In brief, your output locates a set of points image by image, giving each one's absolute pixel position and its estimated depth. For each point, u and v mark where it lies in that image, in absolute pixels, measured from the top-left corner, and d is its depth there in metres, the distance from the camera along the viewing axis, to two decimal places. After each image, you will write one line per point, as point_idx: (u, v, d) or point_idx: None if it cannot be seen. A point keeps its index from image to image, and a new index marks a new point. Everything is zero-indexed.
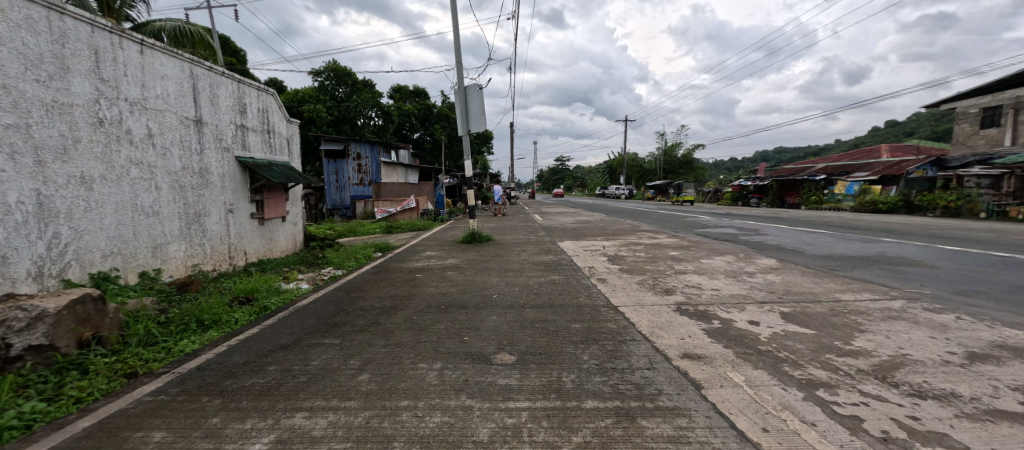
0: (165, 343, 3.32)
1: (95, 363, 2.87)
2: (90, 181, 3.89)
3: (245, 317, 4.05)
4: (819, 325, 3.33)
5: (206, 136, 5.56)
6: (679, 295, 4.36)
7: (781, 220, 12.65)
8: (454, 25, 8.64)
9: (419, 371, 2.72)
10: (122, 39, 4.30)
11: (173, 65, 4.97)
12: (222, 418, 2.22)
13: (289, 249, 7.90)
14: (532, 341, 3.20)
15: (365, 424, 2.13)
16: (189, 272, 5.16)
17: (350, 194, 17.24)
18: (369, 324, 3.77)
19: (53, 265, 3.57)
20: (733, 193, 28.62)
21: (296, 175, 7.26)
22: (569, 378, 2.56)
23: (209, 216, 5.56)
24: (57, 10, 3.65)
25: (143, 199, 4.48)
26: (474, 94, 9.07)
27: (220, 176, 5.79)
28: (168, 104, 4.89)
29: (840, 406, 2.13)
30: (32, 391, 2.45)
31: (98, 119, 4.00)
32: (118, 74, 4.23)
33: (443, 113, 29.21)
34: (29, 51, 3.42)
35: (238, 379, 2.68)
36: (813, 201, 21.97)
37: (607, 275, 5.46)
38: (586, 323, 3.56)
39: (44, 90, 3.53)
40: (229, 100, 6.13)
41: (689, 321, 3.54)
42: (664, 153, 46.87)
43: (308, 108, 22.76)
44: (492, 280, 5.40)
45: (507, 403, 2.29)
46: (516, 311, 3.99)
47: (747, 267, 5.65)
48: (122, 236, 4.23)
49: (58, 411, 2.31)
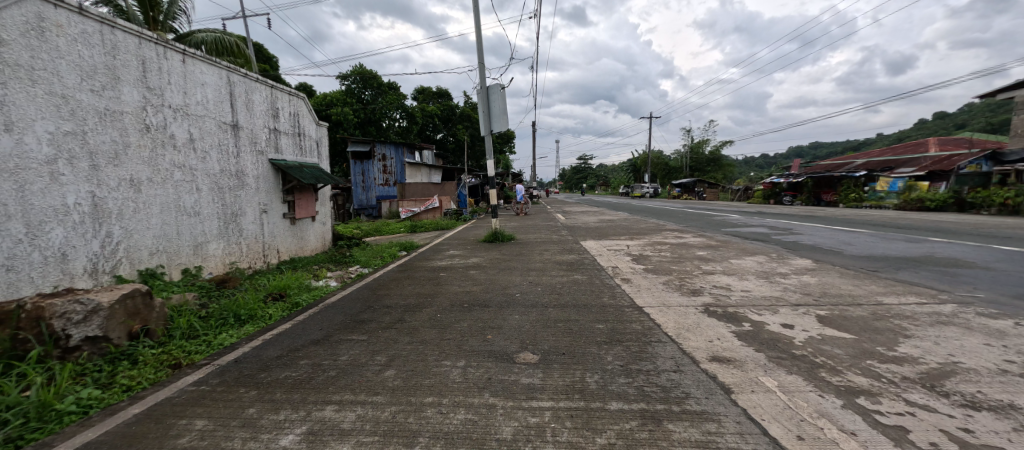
0: (206, 336, 3.50)
1: (144, 354, 3.05)
2: (139, 183, 4.15)
3: (279, 312, 4.23)
4: (859, 330, 3.20)
5: (242, 140, 5.81)
6: (707, 296, 4.27)
7: (817, 219, 12.13)
8: (477, 27, 8.78)
9: (443, 368, 2.78)
10: (166, 49, 4.55)
11: (212, 73, 5.23)
12: (258, 408, 2.33)
13: (318, 247, 8.18)
14: (555, 340, 3.21)
15: (391, 419, 2.20)
16: (227, 269, 5.42)
17: (376, 194, 17.59)
18: (395, 321, 3.87)
19: (106, 262, 3.81)
20: (766, 191, 27.76)
21: (325, 176, 7.50)
22: (593, 378, 2.56)
23: (245, 216, 5.82)
24: (108, 25, 3.89)
25: (185, 200, 4.74)
26: (497, 93, 9.13)
27: (254, 178, 6.04)
28: (207, 110, 5.14)
29: (883, 416, 2.04)
30: (89, 379, 2.65)
31: (145, 125, 4.26)
32: (163, 82, 4.48)
33: (466, 114, 29.45)
34: (84, 63, 3.66)
35: (273, 372, 2.81)
36: (852, 198, 20.84)
37: (632, 275, 5.37)
38: (610, 323, 3.54)
39: (98, 100, 3.78)
40: (264, 105, 6.39)
41: (718, 323, 3.46)
42: (691, 149, 45.45)
43: (337, 110, 23.45)
44: (516, 279, 5.45)
45: (530, 402, 2.31)
46: (539, 311, 4.01)
47: (781, 268, 5.47)
48: (167, 235, 4.50)
49: (111, 398, 2.48)
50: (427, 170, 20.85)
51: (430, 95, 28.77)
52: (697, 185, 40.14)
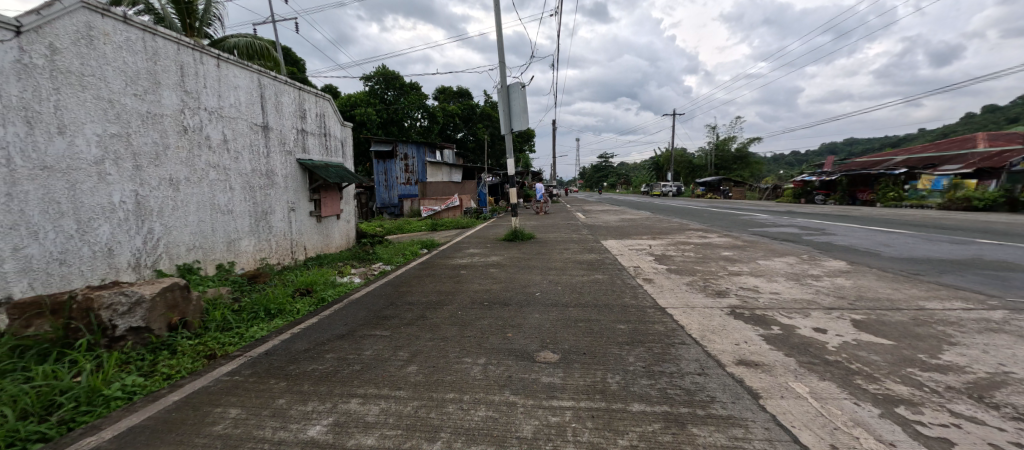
0: (238, 329, 3.64)
1: (182, 344, 3.20)
2: (177, 182, 4.36)
3: (306, 308, 4.36)
4: (899, 336, 3.06)
5: (272, 141, 6.01)
6: (733, 298, 4.16)
7: (853, 219, 11.63)
8: (498, 27, 8.80)
9: (464, 364, 2.81)
10: (203, 54, 4.74)
11: (244, 77, 5.43)
12: (287, 399, 2.42)
13: (343, 245, 8.37)
14: (575, 340, 3.20)
15: (413, 413, 2.24)
16: (258, 265, 5.62)
17: (398, 193, 17.88)
18: (417, 317, 3.94)
19: (148, 257, 4.02)
20: (797, 190, 26.84)
21: (350, 175, 7.67)
22: (614, 379, 2.54)
23: (274, 214, 6.01)
24: (150, 32, 4.09)
25: (219, 199, 4.94)
26: (517, 92, 9.12)
27: (283, 178, 6.23)
28: (240, 112, 5.34)
29: (925, 427, 1.95)
30: (133, 367, 2.80)
31: (183, 127, 4.46)
32: (199, 86, 4.68)
33: (487, 113, 29.57)
34: (128, 68, 3.86)
35: (301, 364, 2.90)
36: (890, 197, 19.95)
37: (654, 275, 5.29)
38: (632, 324, 3.50)
39: (141, 103, 3.98)
40: (292, 106, 6.58)
41: (745, 325, 3.38)
42: (716, 147, 44.29)
43: (361, 111, 23.94)
44: (536, 278, 5.45)
45: (551, 401, 2.31)
46: (559, 310, 4.00)
47: (812, 270, 5.27)
48: (203, 232, 4.70)
49: (153, 385, 2.61)
50: (448, 169, 21.05)
51: (450, 95, 29.02)
52: (723, 184, 39.11)
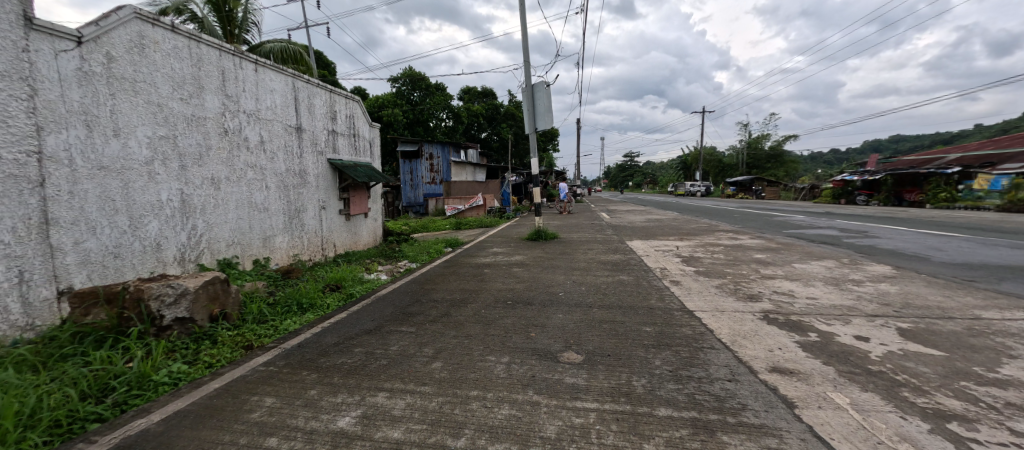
0: (273, 322, 3.79)
1: (222, 335, 3.35)
2: (218, 181, 4.57)
3: (335, 302, 4.50)
4: (950, 346, 2.88)
5: (305, 142, 6.21)
6: (766, 302, 4.01)
7: (898, 221, 11.00)
8: (523, 26, 8.79)
9: (487, 362, 2.83)
10: (242, 59, 4.96)
11: (280, 80, 5.64)
12: (318, 390, 2.50)
13: (370, 242, 8.58)
14: (600, 341, 3.17)
15: (438, 409, 2.27)
16: (291, 261, 5.83)
17: (423, 192, 18.15)
18: (441, 315, 3.99)
19: (191, 251, 4.23)
20: (837, 190, 25.63)
21: (378, 175, 7.85)
22: (640, 382, 2.50)
23: (306, 212, 6.22)
24: (195, 39, 4.30)
25: (256, 197, 5.15)
26: (542, 91, 9.09)
27: (315, 177, 6.43)
28: (276, 114, 5.55)
29: (981, 446, 1.82)
30: (178, 355, 2.95)
31: (224, 129, 4.67)
32: (239, 90, 4.89)
33: (511, 112, 29.60)
34: (175, 74, 4.08)
35: (330, 357, 2.99)
36: (941, 199, 18.78)
37: (681, 277, 5.17)
38: (658, 327, 3.43)
39: (186, 107, 4.19)
40: (324, 108, 6.78)
41: (780, 331, 3.25)
42: (748, 145, 42.79)
43: (388, 112, 24.43)
44: (559, 278, 5.42)
45: (575, 403, 2.30)
46: (583, 310, 3.97)
47: (853, 275, 5.02)
48: (241, 228, 4.91)
49: (196, 372, 2.75)
50: (472, 168, 21.23)
51: (475, 95, 29.22)
52: (755, 184, 37.78)
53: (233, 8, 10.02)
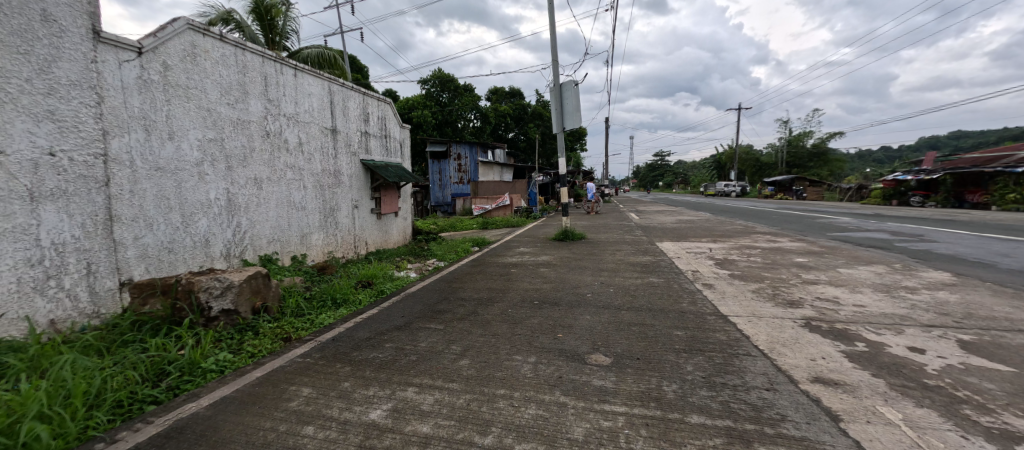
0: (310, 315, 3.95)
1: (263, 326, 3.54)
2: (261, 181, 4.81)
3: (367, 299, 4.64)
4: (1020, 362, 2.66)
5: (339, 143, 6.43)
6: (808, 309, 3.83)
7: (959, 225, 10.23)
8: (551, 25, 8.77)
9: (514, 362, 2.85)
10: (283, 65, 5.19)
11: (317, 85, 5.87)
12: (352, 383, 2.59)
13: (400, 241, 8.78)
14: (628, 344, 3.13)
15: (465, 406, 2.31)
16: (326, 258, 6.05)
17: (451, 192, 18.40)
18: (469, 313, 4.04)
19: (236, 247, 4.47)
20: (888, 190, 24.12)
21: (408, 175, 8.03)
22: (671, 387, 2.45)
23: (341, 211, 6.44)
24: (241, 48, 4.55)
25: (295, 196, 5.38)
26: (570, 90, 9.03)
27: (348, 177, 6.65)
28: (313, 117, 5.78)
29: None
30: (224, 344, 3.14)
31: (266, 132, 4.91)
32: (280, 94, 5.13)
33: (539, 112, 29.53)
34: (223, 80, 4.33)
35: (363, 352, 3.09)
36: (1008, 201, 17.33)
37: (715, 281, 5.02)
38: (690, 331, 3.35)
39: (233, 111, 4.43)
40: (357, 110, 7.00)
41: (823, 340, 3.11)
42: (788, 143, 40.92)
43: (418, 113, 24.92)
44: (587, 279, 5.38)
45: (602, 405, 2.28)
46: (611, 312, 3.93)
47: (907, 282, 4.72)
48: (281, 226, 5.14)
49: (240, 361, 2.91)
50: (499, 168, 21.35)
51: (503, 95, 29.35)
52: (795, 184, 36.09)
53: (274, 17, 10.50)
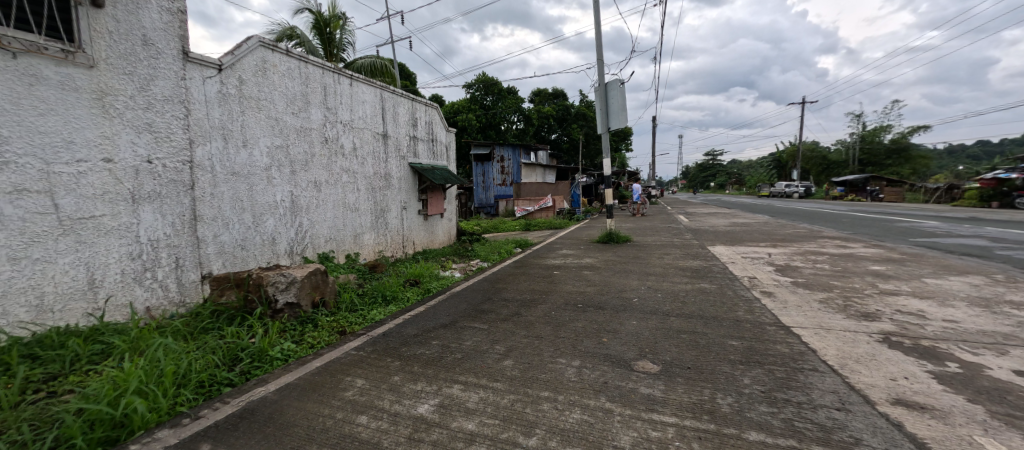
0: (362, 311, 4.15)
1: (322, 320, 3.76)
2: (320, 184, 5.11)
3: (415, 297, 4.80)
4: None
5: (390, 147, 6.71)
6: (886, 323, 3.49)
7: None
8: (597, 24, 8.64)
9: (558, 365, 2.83)
10: (340, 76, 5.50)
11: (370, 93, 6.16)
12: (401, 377, 2.69)
13: (445, 241, 9.00)
14: (678, 352, 3.01)
15: (510, 406, 2.32)
16: (376, 256, 6.33)
17: (494, 193, 18.61)
18: (512, 314, 4.07)
19: (298, 245, 4.79)
20: (984, 191, 21.43)
21: (454, 177, 8.22)
22: (726, 400, 2.33)
23: (390, 212, 6.71)
24: (304, 61, 4.88)
25: (349, 198, 5.67)
26: (616, 89, 8.84)
27: (398, 180, 6.92)
28: (366, 123, 6.07)
29: None
30: (288, 335, 3.37)
31: (325, 138, 5.22)
32: (337, 103, 5.44)
33: (583, 112, 29.17)
34: (289, 91, 4.65)
35: (411, 348, 3.20)
36: None
37: (774, 289, 4.71)
38: (747, 342, 3.17)
39: (296, 120, 4.75)
40: (407, 116, 7.27)
41: (906, 358, 2.82)
42: (858, 140, 37.56)
43: (463, 117, 25.45)
44: (633, 283, 5.23)
45: (650, 415, 2.21)
46: (659, 318, 3.80)
47: (1011, 296, 4.16)
48: (337, 226, 5.44)
49: (302, 351, 3.12)
50: (542, 170, 21.33)
51: (547, 96, 29.29)
52: (868, 184, 33.01)
53: (333, 30, 11.16)
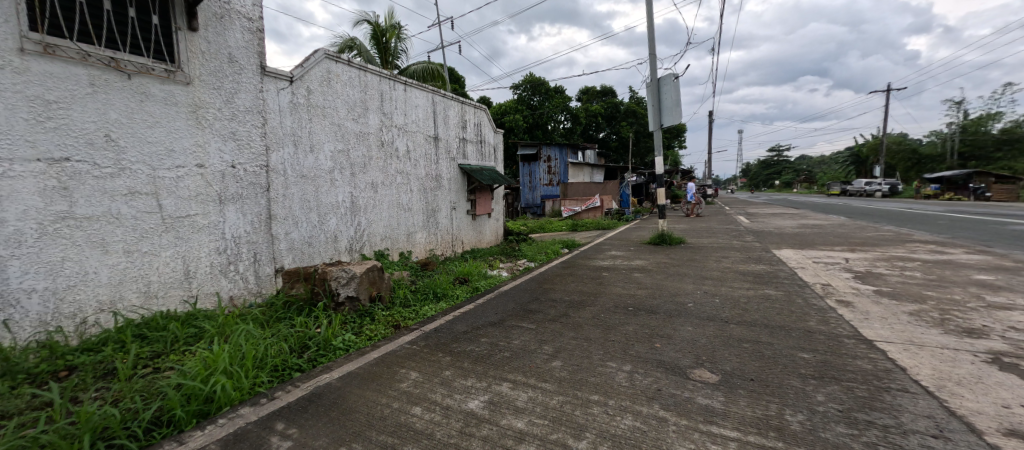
0: (415, 307, 4.29)
1: (378, 313, 3.93)
2: (377, 185, 5.36)
3: (464, 294, 4.89)
4: None
5: (441, 149, 6.89)
6: (995, 342, 3.04)
7: None
8: (648, 18, 8.34)
9: (608, 368, 2.75)
10: (395, 82, 5.73)
11: (423, 97, 6.37)
12: (452, 372, 2.74)
13: (492, 241, 9.10)
14: (739, 362, 2.82)
15: (559, 408, 2.29)
16: (427, 255, 6.52)
17: (541, 194, 18.55)
18: (560, 315, 4.02)
19: (356, 243, 5.04)
20: None
21: (502, 178, 8.29)
22: (796, 417, 2.15)
23: (441, 211, 6.89)
24: (364, 70, 5.13)
25: (403, 198, 5.89)
26: (669, 85, 8.47)
27: (448, 180, 7.09)
28: (419, 127, 6.28)
29: None
30: (350, 326, 3.55)
31: (382, 141, 5.46)
32: (393, 108, 5.67)
33: (634, 109, 28.29)
34: (350, 99, 4.92)
35: (461, 344, 3.25)
36: None
37: (851, 298, 4.27)
38: (820, 355, 2.90)
39: (356, 125, 5.01)
40: (457, 119, 7.43)
41: (1021, 382, 2.44)
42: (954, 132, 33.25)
43: (511, 118, 25.64)
44: (687, 287, 4.98)
45: (709, 427, 2.08)
46: (716, 325, 3.58)
47: None
48: (391, 225, 5.67)
49: (360, 342, 3.28)
50: (590, 169, 20.97)
51: (595, 95, 28.76)
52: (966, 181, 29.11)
53: (388, 39, 11.68)
